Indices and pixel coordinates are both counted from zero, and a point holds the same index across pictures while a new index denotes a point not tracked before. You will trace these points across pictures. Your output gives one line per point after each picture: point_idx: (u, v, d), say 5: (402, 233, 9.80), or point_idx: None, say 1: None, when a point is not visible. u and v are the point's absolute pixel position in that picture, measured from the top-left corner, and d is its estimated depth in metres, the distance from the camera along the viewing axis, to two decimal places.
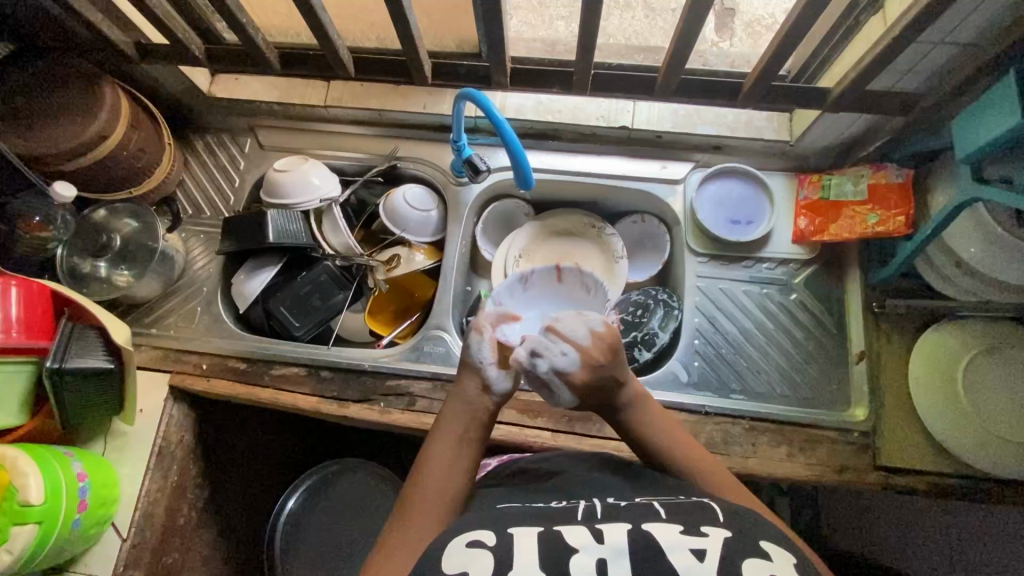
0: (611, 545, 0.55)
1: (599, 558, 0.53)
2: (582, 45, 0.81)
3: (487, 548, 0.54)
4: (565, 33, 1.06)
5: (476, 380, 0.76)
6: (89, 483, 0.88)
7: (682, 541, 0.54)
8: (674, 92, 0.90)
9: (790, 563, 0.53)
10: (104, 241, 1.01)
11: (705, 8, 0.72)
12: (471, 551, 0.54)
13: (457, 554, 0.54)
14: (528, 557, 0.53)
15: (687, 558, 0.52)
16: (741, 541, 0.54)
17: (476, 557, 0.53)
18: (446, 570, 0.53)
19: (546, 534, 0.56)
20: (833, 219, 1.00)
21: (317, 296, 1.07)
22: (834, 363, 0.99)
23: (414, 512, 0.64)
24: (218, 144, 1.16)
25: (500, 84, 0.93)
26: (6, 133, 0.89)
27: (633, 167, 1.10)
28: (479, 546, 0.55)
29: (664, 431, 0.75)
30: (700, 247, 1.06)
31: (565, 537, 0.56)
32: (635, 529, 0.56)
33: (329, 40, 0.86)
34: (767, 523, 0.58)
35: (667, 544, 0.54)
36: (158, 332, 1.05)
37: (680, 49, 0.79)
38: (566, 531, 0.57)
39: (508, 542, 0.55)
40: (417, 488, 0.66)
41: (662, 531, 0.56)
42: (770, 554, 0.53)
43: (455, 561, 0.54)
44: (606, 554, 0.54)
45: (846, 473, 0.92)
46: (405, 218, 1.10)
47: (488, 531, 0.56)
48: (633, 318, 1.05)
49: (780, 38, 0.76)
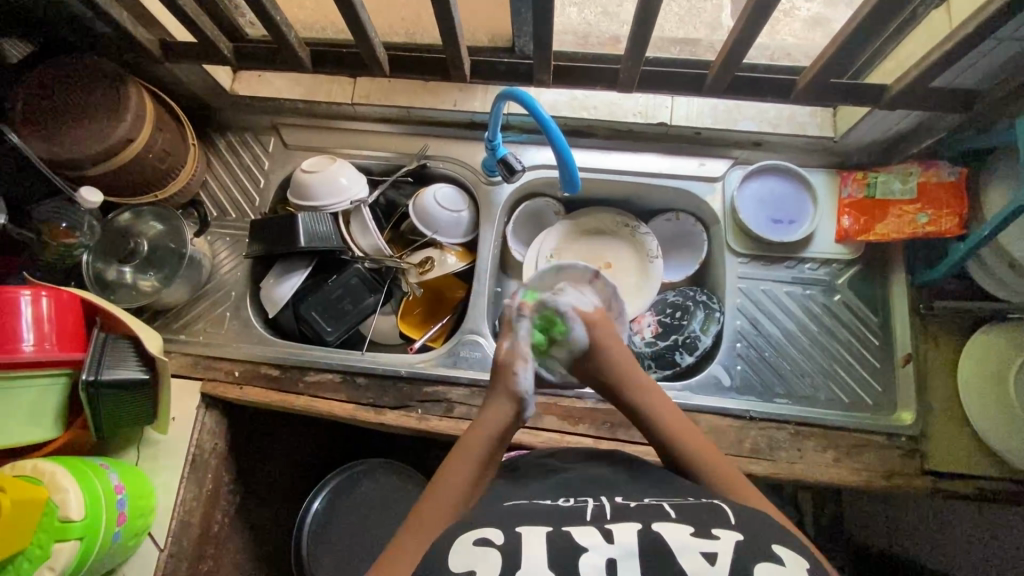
0: (620, 546, 0.53)
1: (609, 558, 0.52)
2: (633, 41, 0.77)
3: (495, 546, 0.53)
4: (576, 21, 1.01)
5: (515, 403, 0.75)
6: (127, 495, 0.86)
7: (694, 543, 0.53)
8: (725, 90, 0.86)
9: (801, 568, 0.52)
10: (131, 246, 0.99)
11: (772, 2, 0.68)
12: (478, 549, 0.53)
13: (463, 551, 0.54)
14: (533, 560, 0.51)
15: (698, 561, 0.51)
16: (754, 546, 0.53)
17: (484, 555, 0.52)
18: (453, 570, 0.52)
19: (554, 532, 0.55)
20: (879, 218, 0.98)
21: (349, 300, 1.05)
22: (879, 365, 0.97)
23: (427, 520, 0.62)
24: (241, 143, 1.13)
25: (542, 82, 0.90)
26: (29, 137, 0.85)
27: (670, 165, 1.07)
28: (487, 544, 0.54)
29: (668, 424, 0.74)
30: (740, 247, 1.03)
31: (575, 537, 0.54)
32: (646, 530, 0.55)
33: (366, 37, 0.83)
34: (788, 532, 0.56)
35: (676, 546, 0.52)
36: (187, 338, 1.03)
37: (738, 46, 0.76)
38: (574, 530, 0.55)
39: (516, 543, 0.53)
40: (432, 496, 0.65)
41: (671, 532, 0.54)
42: (782, 558, 0.52)
43: (463, 557, 0.53)
44: (615, 554, 0.52)
45: (894, 478, 0.90)
46: (435, 218, 1.07)
47: (496, 530, 0.55)
48: (673, 320, 1.04)
49: (849, 33, 0.73)
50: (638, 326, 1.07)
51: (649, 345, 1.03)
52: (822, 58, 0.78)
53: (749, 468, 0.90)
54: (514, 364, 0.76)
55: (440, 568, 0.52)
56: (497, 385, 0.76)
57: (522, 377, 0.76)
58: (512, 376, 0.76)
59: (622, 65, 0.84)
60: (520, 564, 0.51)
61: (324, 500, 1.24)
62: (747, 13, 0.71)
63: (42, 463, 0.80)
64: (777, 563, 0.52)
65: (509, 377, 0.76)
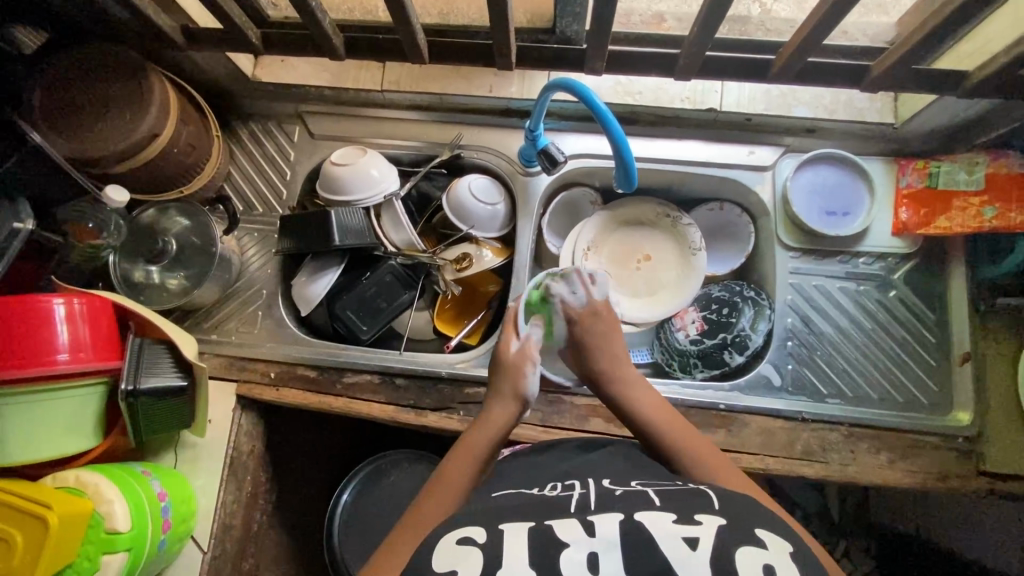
0: (603, 539, 0.56)
1: (591, 552, 0.54)
2: (699, 26, 0.72)
3: (477, 546, 0.56)
4: None
5: (518, 403, 0.80)
6: (169, 502, 0.85)
7: (675, 530, 0.55)
8: (793, 77, 0.81)
9: (785, 551, 0.54)
10: (160, 246, 0.94)
11: None
12: (462, 548, 0.56)
13: (447, 550, 0.56)
14: (515, 556, 0.54)
15: (679, 547, 0.53)
16: (738, 531, 0.55)
17: (466, 553, 0.55)
18: (437, 569, 0.55)
19: (536, 527, 0.58)
20: (941, 211, 0.93)
21: (383, 297, 1.01)
22: (934, 364, 0.94)
23: (426, 516, 0.65)
24: (264, 133, 1.08)
25: (594, 70, 0.85)
26: (48, 133, 0.80)
27: (718, 153, 1.02)
28: (469, 543, 0.56)
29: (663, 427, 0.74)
30: (793, 241, 0.99)
31: (556, 531, 0.57)
32: (627, 520, 0.57)
33: (407, 20, 0.77)
34: (771, 515, 0.58)
35: (658, 535, 0.55)
36: (218, 338, 1.00)
37: (820, 30, 0.70)
38: (556, 524, 0.58)
39: (498, 542, 0.56)
40: (433, 491, 0.68)
41: (653, 522, 0.57)
42: (766, 543, 0.54)
43: (447, 556, 0.56)
44: (598, 546, 0.54)
45: (949, 480, 0.88)
46: (470, 211, 1.02)
47: (479, 528, 0.58)
48: (720, 317, 1.00)
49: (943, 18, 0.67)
50: (681, 322, 1.03)
51: (695, 343, 1.00)
52: (906, 44, 0.73)
53: (799, 471, 0.88)
54: (523, 366, 0.82)
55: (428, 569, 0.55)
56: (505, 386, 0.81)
57: (528, 377, 0.82)
58: (521, 377, 0.81)
59: (682, 51, 0.78)
60: (501, 562, 0.54)
61: (352, 492, 1.23)
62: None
63: (84, 474, 0.78)
64: (761, 547, 0.54)
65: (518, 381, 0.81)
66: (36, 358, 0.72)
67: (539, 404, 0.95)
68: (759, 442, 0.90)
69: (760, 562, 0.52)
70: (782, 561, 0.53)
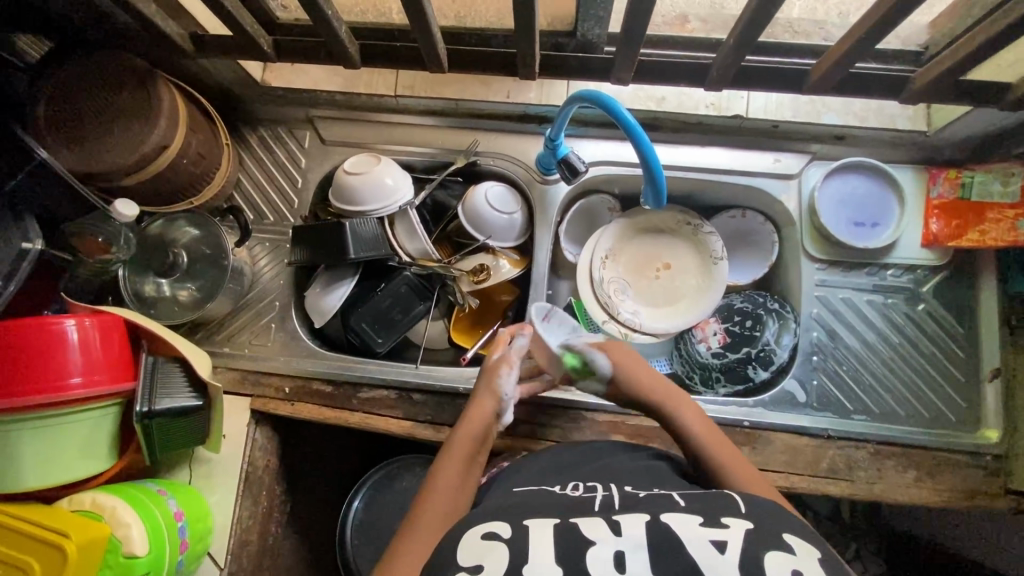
0: (629, 538, 0.56)
1: (617, 552, 0.55)
2: (738, 37, 0.69)
3: (502, 540, 0.58)
4: None
5: (495, 404, 0.80)
6: (186, 521, 0.84)
7: (703, 534, 0.55)
8: (831, 88, 0.78)
9: (813, 557, 0.54)
10: (170, 259, 0.91)
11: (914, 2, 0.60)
12: (487, 543, 0.58)
13: (473, 546, 0.58)
14: (541, 551, 0.55)
15: (709, 552, 0.53)
16: (763, 534, 0.55)
17: (490, 549, 0.56)
18: (463, 562, 0.56)
19: (561, 525, 0.59)
20: (973, 223, 0.91)
21: (398, 309, 0.99)
22: (963, 379, 0.92)
23: (421, 534, 0.64)
24: (274, 139, 1.05)
25: (621, 80, 0.83)
26: (53, 147, 0.77)
27: (743, 161, 0.99)
28: (494, 539, 0.58)
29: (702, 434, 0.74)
30: (818, 253, 0.97)
31: (581, 529, 0.58)
32: (653, 521, 0.58)
33: (428, 29, 0.74)
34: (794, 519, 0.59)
35: (687, 538, 0.55)
36: (231, 351, 0.99)
37: (865, 43, 0.67)
38: (582, 524, 0.59)
39: (524, 536, 0.58)
40: (421, 510, 0.67)
41: (681, 524, 0.57)
42: (795, 548, 0.54)
43: (472, 552, 0.57)
44: (625, 545, 0.55)
45: (976, 499, 0.87)
46: (486, 220, 0.99)
47: (504, 525, 0.59)
48: (744, 330, 0.97)
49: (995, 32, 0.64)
50: (702, 333, 1.00)
51: (717, 356, 0.97)
52: (953, 56, 0.70)
53: (824, 489, 0.87)
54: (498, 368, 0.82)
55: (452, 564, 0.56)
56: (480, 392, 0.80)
57: (505, 378, 0.81)
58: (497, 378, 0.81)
59: (716, 63, 0.77)
60: (527, 558, 0.54)
61: (363, 499, 1.21)
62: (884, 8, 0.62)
63: (101, 497, 0.76)
64: (789, 553, 0.54)
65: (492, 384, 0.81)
66: (48, 383, 0.70)
67: (559, 420, 0.93)
68: (783, 459, 0.89)
69: (789, 567, 0.52)
70: (811, 568, 0.53)
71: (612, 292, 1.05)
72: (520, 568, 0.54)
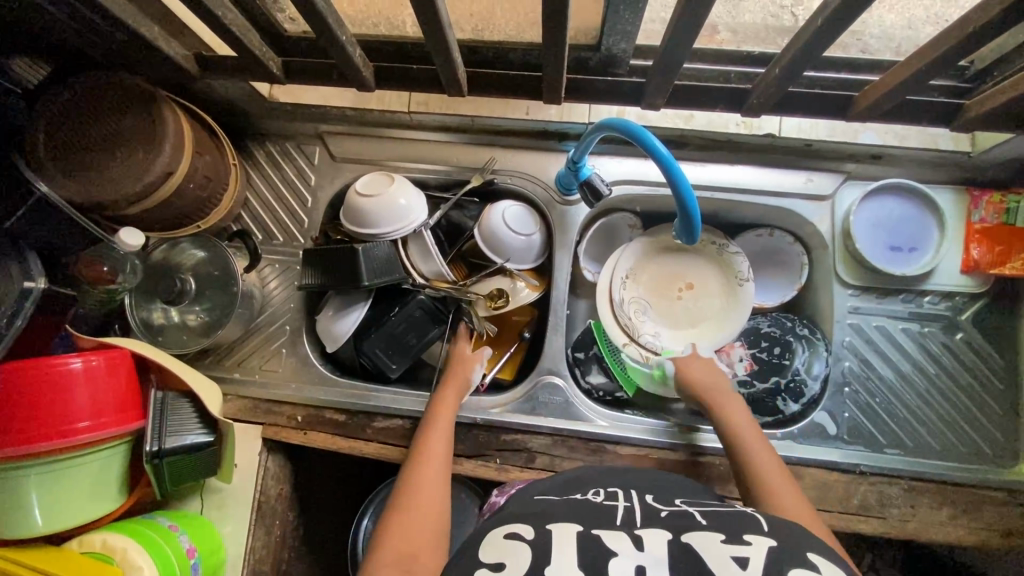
0: (652, 554, 0.54)
1: (638, 565, 0.53)
2: (784, 64, 0.65)
3: (525, 541, 0.57)
4: None
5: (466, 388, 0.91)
6: (198, 558, 0.82)
7: (724, 550, 0.52)
8: (878, 113, 0.74)
9: None
10: (178, 286, 0.87)
11: (974, 35, 0.57)
12: (508, 543, 0.57)
13: (496, 544, 0.57)
14: (562, 556, 0.54)
15: (726, 565, 0.51)
16: (787, 554, 0.52)
17: (513, 548, 0.56)
18: (485, 558, 0.56)
19: (583, 534, 0.57)
20: (1016, 251, 0.87)
21: (413, 334, 0.96)
22: (1001, 412, 0.89)
23: (417, 508, 0.71)
24: (283, 156, 1.02)
25: (652, 105, 0.80)
26: (53, 176, 0.74)
27: (774, 181, 0.94)
28: (518, 538, 0.57)
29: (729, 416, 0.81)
30: (852, 279, 0.93)
31: (602, 538, 0.56)
32: (675, 540, 0.55)
33: (448, 50, 0.70)
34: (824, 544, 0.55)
35: (706, 550, 0.53)
36: (241, 376, 0.96)
37: (926, 72, 0.63)
38: (604, 534, 0.57)
39: (546, 539, 0.56)
40: (414, 485, 0.74)
41: (702, 541, 0.55)
42: (820, 567, 0.50)
43: (495, 550, 0.56)
44: (645, 560, 0.53)
45: (1014, 538, 0.83)
46: (503, 241, 0.95)
47: (527, 526, 0.58)
48: (772, 359, 0.94)
49: None
50: (728, 359, 0.97)
51: (744, 385, 0.94)
52: (1012, 85, 0.65)
53: (857, 527, 0.84)
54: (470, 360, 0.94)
55: (475, 559, 0.56)
56: (457, 369, 0.93)
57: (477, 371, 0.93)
58: (470, 367, 0.93)
59: (756, 90, 0.73)
60: (547, 562, 0.53)
61: (373, 516, 1.15)
62: (950, 40, 0.59)
63: (110, 539, 0.74)
64: (813, 569, 0.50)
65: (467, 368, 0.92)
66: (55, 429, 0.67)
67: (579, 452, 0.90)
68: (814, 495, 0.85)
69: None
70: None
71: (633, 314, 1.00)
72: (543, 569, 0.53)
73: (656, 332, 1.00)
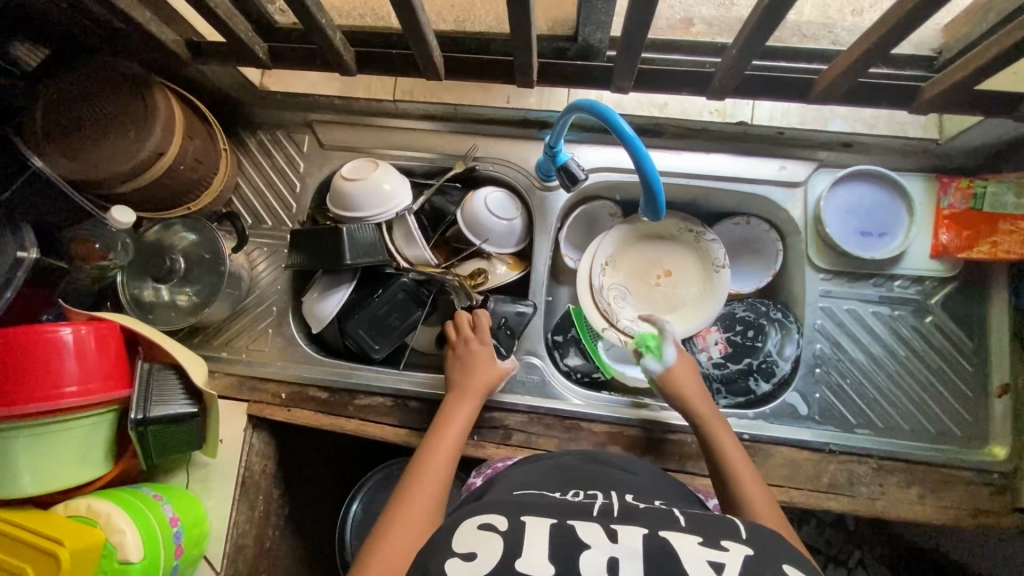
0: (624, 546, 0.55)
1: (611, 557, 0.54)
2: (742, 46, 0.68)
3: (498, 533, 0.57)
4: None
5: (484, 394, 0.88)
6: (182, 527, 0.84)
7: (701, 552, 0.53)
8: (838, 96, 0.77)
9: None
10: (168, 265, 0.91)
11: (918, 17, 0.60)
12: (483, 534, 0.57)
13: (469, 533, 0.58)
14: (534, 552, 0.54)
15: (701, 567, 0.52)
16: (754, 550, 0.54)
17: (487, 540, 0.56)
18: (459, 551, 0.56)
19: (557, 526, 0.57)
20: (984, 235, 0.88)
21: (396, 315, 0.98)
22: (971, 394, 0.90)
23: (410, 516, 0.70)
24: (272, 143, 1.05)
25: (621, 88, 0.82)
26: (49, 154, 0.78)
27: (748, 168, 0.97)
28: (491, 530, 0.58)
29: (712, 422, 0.81)
30: (823, 263, 0.95)
31: (578, 533, 0.57)
32: (651, 536, 0.56)
33: (423, 37, 0.73)
34: (796, 552, 0.55)
35: (683, 553, 0.54)
36: (228, 355, 0.99)
37: (876, 52, 0.66)
38: (579, 526, 0.58)
39: (518, 528, 0.57)
40: (414, 490, 0.73)
41: (678, 540, 0.56)
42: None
43: (468, 540, 0.57)
44: (619, 553, 0.54)
45: (982, 517, 0.84)
46: (485, 226, 0.98)
47: (501, 516, 0.59)
48: (745, 340, 0.96)
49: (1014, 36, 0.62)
50: (703, 342, 0.99)
51: (718, 366, 0.96)
52: (963, 67, 0.68)
53: (825, 505, 0.85)
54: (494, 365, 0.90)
55: None
56: (478, 372, 0.88)
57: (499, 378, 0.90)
58: (494, 373, 0.89)
59: (718, 72, 0.75)
60: (519, 553, 0.54)
61: (362, 502, 1.17)
62: (897, 19, 0.62)
63: (96, 503, 0.76)
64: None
65: (489, 374, 0.88)
66: (45, 392, 0.70)
67: (555, 430, 0.92)
68: (784, 473, 0.87)
69: None
70: None
71: (612, 300, 1.02)
72: (514, 563, 0.53)
73: (635, 317, 1.03)
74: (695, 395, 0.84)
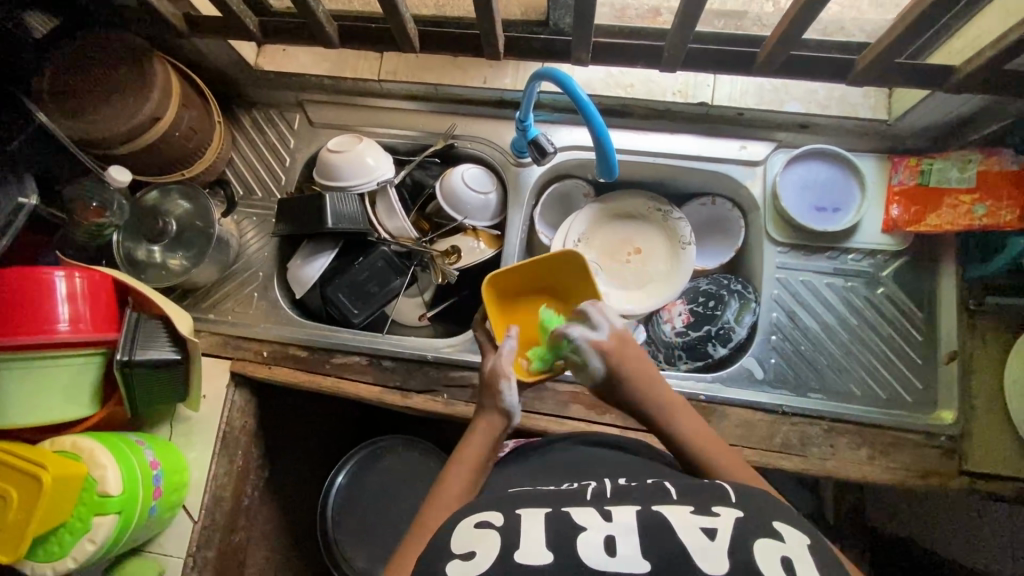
0: (619, 522, 0.50)
1: (608, 537, 0.49)
2: (683, 15, 0.75)
3: (494, 528, 0.52)
4: None
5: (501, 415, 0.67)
6: (162, 471, 0.88)
7: (691, 519, 0.49)
8: (777, 69, 0.83)
9: (803, 544, 0.48)
10: (159, 226, 0.97)
11: None
12: (479, 531, 0.52)
13: (464, 534, 0.52)
14: (530, 538, 0.49)
15: (696, 536, 0.48)
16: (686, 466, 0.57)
17: (484, 537, 0.51)
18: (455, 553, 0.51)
19: (553, 513, 0.52)
20: (932, 209, 0.93)
21: (375, 282, 1.03)
22: (920, 361, 0.94)
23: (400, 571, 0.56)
24: (266, 121, 1.12)
25: (579, 59, 0.88)
26: (54, 114, 0.85)
27: (710, 148, 1.02)
28: (488, 526, 0.52)
29: (660, 403, 0.65)
30: (780, 237, 1.00)
31: (571, 517, 0.51)
32: (645, 510, 0.51)
33: (398, 12, 0.80)
34: (764, 496, 0.54)
35: (679, 525, 0.49)
36: (216, 317, 1.04)
37: (804, 20, 0.72)
38: (574, 511, 0.52)
39: (512, 520, 0.52)
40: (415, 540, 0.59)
41: (673, 511, 0.51)
42: (781, 533, 0.48)
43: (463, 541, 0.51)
44: (615, 530, 0.49)
45: (931, 478, 0.87)
46: (462, 199, 1.04)
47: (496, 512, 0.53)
48: (706, 310, 1.01)
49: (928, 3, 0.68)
50: (668, 314, 1.04)
51: (680, 335, 1.01)
52: (889, 37, 0.74)
53: (778, 463, 0.88)
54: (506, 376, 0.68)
55: None
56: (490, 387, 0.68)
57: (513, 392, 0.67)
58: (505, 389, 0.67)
59: (666, 42, 0.82)
60: (518, 545, 0.49)
61: (347, 474, 1.21)
62: None
63: (80, 439, 0.80)
64: (778, 538, 0.48)
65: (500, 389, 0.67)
66: (37, 327, 0.76)
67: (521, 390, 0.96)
68: (739, 433, 0.90)
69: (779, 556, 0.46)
70: (800, 554, 0.47)
71: None
72: (512, 555, 0.48)
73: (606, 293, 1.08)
74: (642, 376, 0.65)
